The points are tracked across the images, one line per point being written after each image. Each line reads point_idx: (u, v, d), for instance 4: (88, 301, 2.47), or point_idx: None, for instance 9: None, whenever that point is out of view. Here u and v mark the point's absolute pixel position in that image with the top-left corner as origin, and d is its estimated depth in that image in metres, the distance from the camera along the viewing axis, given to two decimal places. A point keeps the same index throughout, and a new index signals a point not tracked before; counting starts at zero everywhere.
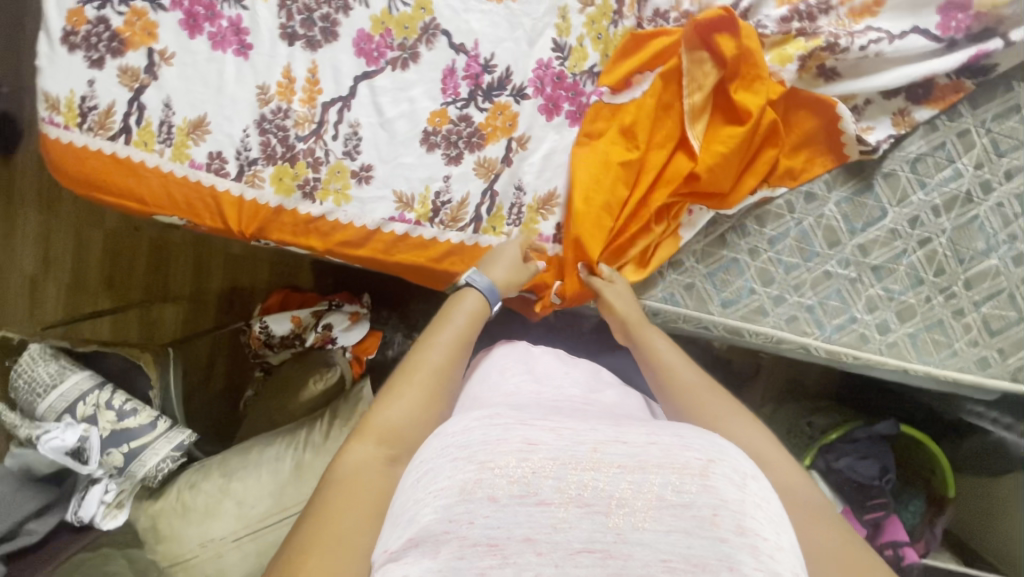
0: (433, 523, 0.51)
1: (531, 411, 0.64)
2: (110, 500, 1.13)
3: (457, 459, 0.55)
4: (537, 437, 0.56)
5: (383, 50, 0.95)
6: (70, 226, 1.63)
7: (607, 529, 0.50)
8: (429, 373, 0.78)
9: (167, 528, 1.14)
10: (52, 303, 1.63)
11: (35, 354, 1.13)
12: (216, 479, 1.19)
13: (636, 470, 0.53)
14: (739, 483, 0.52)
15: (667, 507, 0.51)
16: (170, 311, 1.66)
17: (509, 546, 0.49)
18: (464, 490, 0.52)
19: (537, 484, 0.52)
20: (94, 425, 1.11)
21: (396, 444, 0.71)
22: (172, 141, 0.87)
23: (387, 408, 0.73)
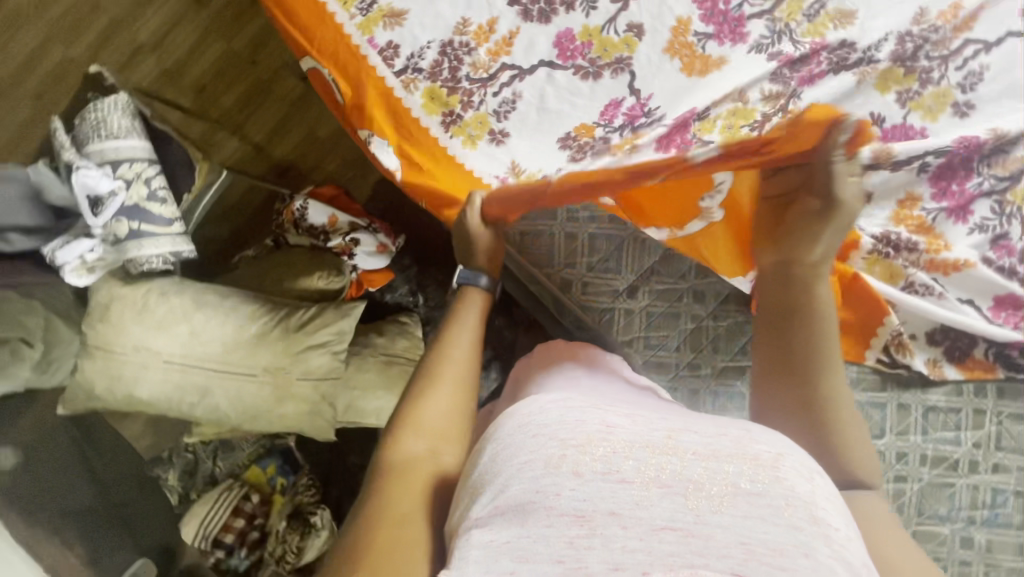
0: (520, 493, 0.56)
1: (600, 395, 0.71)
2: (88, 260, 1.14)
3: (537, 436, 0.61)
4: (612, 423, 0.61)
5: (576, 55, 1.03)
6: (201, 25, 1.69)
7: (687, 509, 0.53)
8: (455, 368, 0.79)
9: (117, 314, 1.14)
10: (142, 73, 1.70)
11: (119, 102, 1.14)
12: (187, 301, 1.18)
13: (710, 458, 0.57)
14: (807, 476, 0.56)
15: (742, 494, 0.54)
16: (231, 144, 1.68)
17: (595, 519, 0.53)
18: (551, 464, 0.57)
19: (618, 463, 0.57)
20: (125, 190, 1.12)
21: (439, 437, 0.73)
22: (367, 14, 1.04)
23: (427, 403, 0.75)
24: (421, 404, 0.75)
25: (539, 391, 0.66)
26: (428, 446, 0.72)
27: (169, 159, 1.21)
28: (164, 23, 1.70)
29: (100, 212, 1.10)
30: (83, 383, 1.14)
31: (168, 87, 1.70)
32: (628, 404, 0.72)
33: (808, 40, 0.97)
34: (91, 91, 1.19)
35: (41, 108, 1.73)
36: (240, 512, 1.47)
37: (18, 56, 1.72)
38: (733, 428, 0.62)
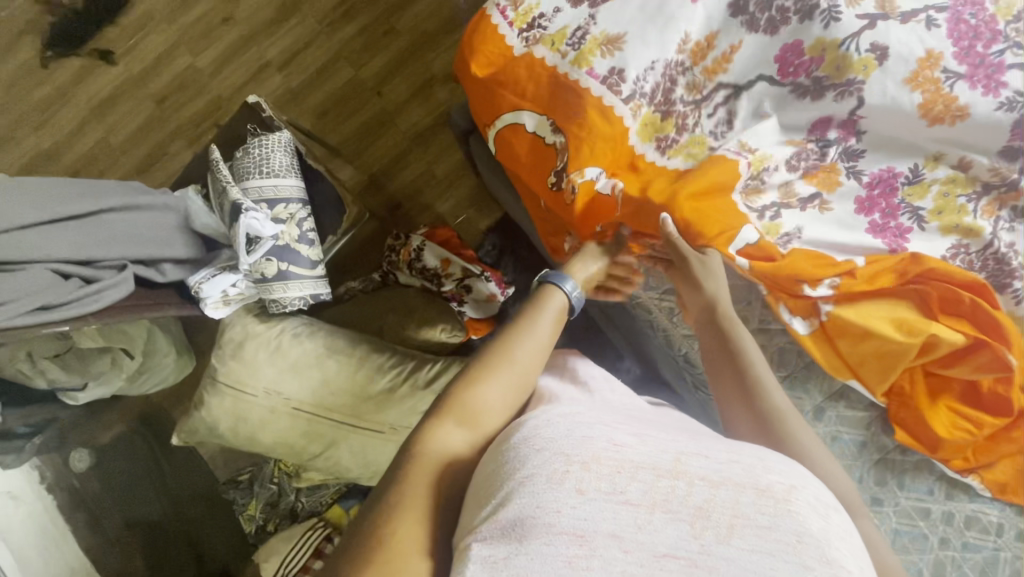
0: (523, 507, 0.49)
1: (610, 410, 0.62)
2: (229, 295, 1.10)
3: (539, 448, 0.53)
4: (623, 439, 0.54)
5: (800, 72, 0.89)
6: (332, 50, 1.70)
7: (690, 539, 0.47)
8: (514, 367, 0.70)
9: (252, 352, 1.13)
10: (267, 91, 1.71)
11: (281, 140, 1.13)
12: (319, 345, 1.15)
13: (718, 483, 0.50)
14: (821, 513, 0.50)
15: (751, 526, 0.47)
16: (346, 171, 1.67)
17: (595, 540, 0.47)
18: (554, 478, 0.50)
19: (625, 484, 0.50)
20: (280, 230, 1.10)
21: (479, 429, 0.65)
22: (579, 46, 0.91)
23: (477, 392, 0.67)
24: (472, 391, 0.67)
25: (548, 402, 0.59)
26: (465, 439, 0.64)
27: (315, 198, 1.20)
28: (295, 42, 1.70)
29: (253, 250, 1.06)
30: (207, 419, 1.12)
31: (290, 107, 1.70)
32: (631, 416, 0.63)
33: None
34: (250, 122, 1.19)
35: (161, 111, 1.74)
36: (321, 553, 1.37)
37: (147, 58, 1.75)
38: (747, 451, 0.55)
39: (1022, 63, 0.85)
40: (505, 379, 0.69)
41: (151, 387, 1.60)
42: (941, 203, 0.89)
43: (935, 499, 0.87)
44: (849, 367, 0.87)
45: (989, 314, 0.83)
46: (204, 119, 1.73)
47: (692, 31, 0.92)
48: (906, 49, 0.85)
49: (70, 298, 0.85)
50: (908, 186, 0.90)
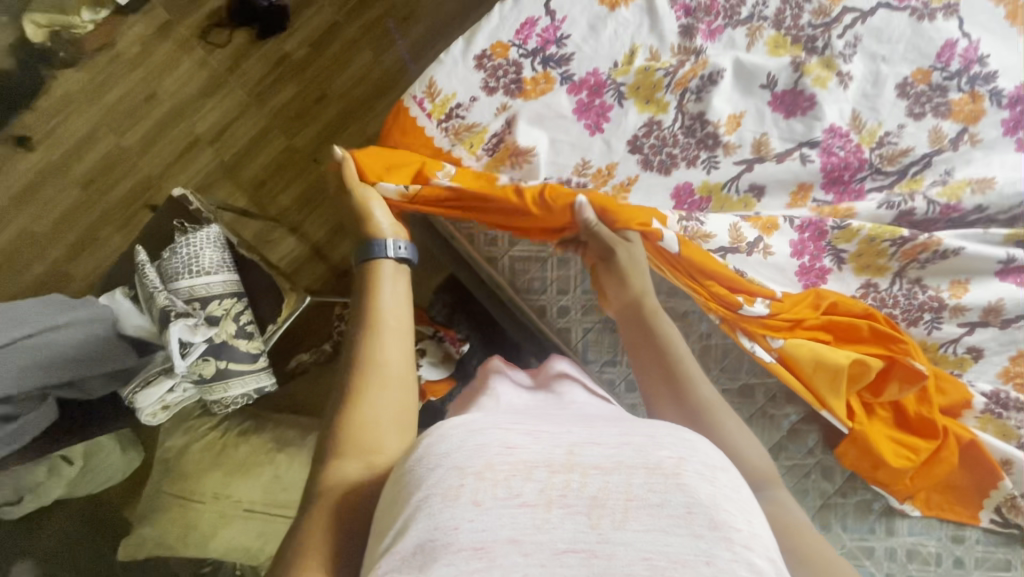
0: (422, 531, 0.49)
1: (507, 411, 0.63)
2: (166, 400, 1.06)
3: (432, 467, 0.52)
4: (515, 439, 0.55)
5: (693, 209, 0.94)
6: (263, 121, 1.68)
7: (590, 530, 0.48)
8: (380, 369, 0.69)
9: (197, 459, 1.09)
10: (198, 167, 1.67)
11: (210, 236, 1.10)
12: (270, 440, 1.13)
13: (611, 470, 0.52)
14: (709, 477, 0.53)
15: (644, 506, 0.50)
16: (289, 242, 1.65)
17: (495, 549, 0.47)
18: (449, 495, 0.50)
19: (518, 487, 0.51)
20: (215, 329, 1.07)
21: (363, 446, 0.63)
22: (494, 152, 0.93)
23: (358, 409, 0.66)
24: (351, 414, 0.65)
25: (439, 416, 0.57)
26: (362, 463, 0.62)
27: (251, 289, 1.17)
28: (224, 116, 1.68)
29: (186, 354, 1.02)
30: (154, 534, 1.07)
31: (224, 180, 1.67)
32: (535, 410, 0.65)
33: (942, 201, 0.93)
34: (177, 217, 1.17)
35: (87, 196, 1.68)
36: None
37: (68, 141, 1.69)
38: (637, 433, 0.56)
39: (880, 186, 0.95)
40: (371, 371, 0.69)
41: (100, 485, 1.52)
42: (862, 244, 0.93)
43: (877, 537, 0.91)
44: (804, 377, 0.90)
45: (895, 338, 0.90)
46: (134, 200, 1.68)
47: (591, 159, 0.94)
48: (781, 126, 0.94)
49: None
50: (837, 230, 0.93)
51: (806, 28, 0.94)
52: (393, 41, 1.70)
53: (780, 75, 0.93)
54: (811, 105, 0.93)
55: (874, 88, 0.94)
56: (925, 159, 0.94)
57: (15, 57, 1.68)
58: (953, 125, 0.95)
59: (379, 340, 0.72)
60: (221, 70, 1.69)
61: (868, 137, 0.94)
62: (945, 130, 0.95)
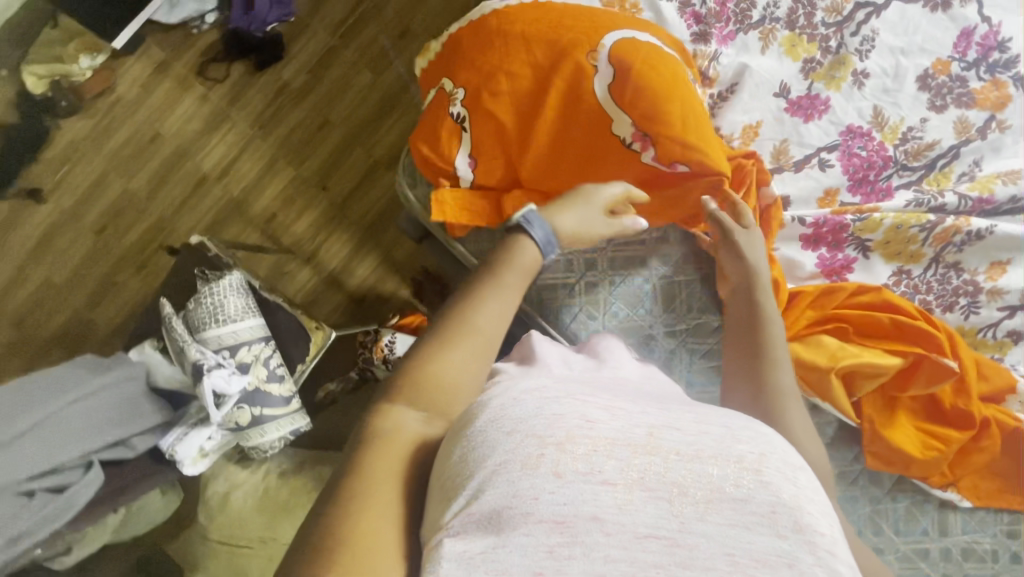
0: (499, 497, 0.53)
1: (580, 385, 0.66)
2: (206, 448, 1.07)
3: (512, 432, 0.56)
4: (594, 414, 0.58)
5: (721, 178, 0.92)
6: (269, 153, 1.67)
7: (672, 518, 0.52)
8: (480, 335, 0.72)
9: (239, 505, 1.11)
10: (208, 204, 1.67)
11: (232, 283, 1.11)
12: (307, 480, 1.14)
13: (693, 457, 0.55)
14: (791, 477, 0.55)
15: (727, 500, 0.53)
16: (305, 273, 1.65)
17: (577, 525, 0.51)
18: (528, 464, 0.54)
19: (600, 463, 0.54)
20: (246, 376, 1.07)
21: (440, 407, 0.67)
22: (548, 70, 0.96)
23: (443, 364, 0.69)
24: (439, 364, 0.69)
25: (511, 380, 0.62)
26: (424, 417, 0.67)
27: (275, 330, 1.18)
28: (230, 150, 1.68)
29: (222, 404, 1.03)
30: None
31: (236, 215, 1.67)
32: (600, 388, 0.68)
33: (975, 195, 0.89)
34: (197, 265, 1.17)
35: (102, 243, 1.68)
36: None
37: (78, 189, 1.69)
38: (717, 423, 0.60)
39: (908, 183, 0.91)
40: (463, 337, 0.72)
41: None
42: (890, 233, 0.89)
43: (930, 539, 0.89)
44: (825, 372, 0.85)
45: (918, 329, 0.85)
46: (148, 243, 1.68)
47: None
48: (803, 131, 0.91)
49: (38, 519, 0.82)
50: (858, 223, 0.88)
51: (817, 28, 0.92)
52: (389, 59, 1.67)
53: (794, 82, 0.91)
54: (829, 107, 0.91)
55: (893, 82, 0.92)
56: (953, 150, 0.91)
57: (17, 109, 1.68)
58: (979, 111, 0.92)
59: (493, 306, 0.74)
60: (222, 106, 1.69)
61: (891, 134, 0.91)
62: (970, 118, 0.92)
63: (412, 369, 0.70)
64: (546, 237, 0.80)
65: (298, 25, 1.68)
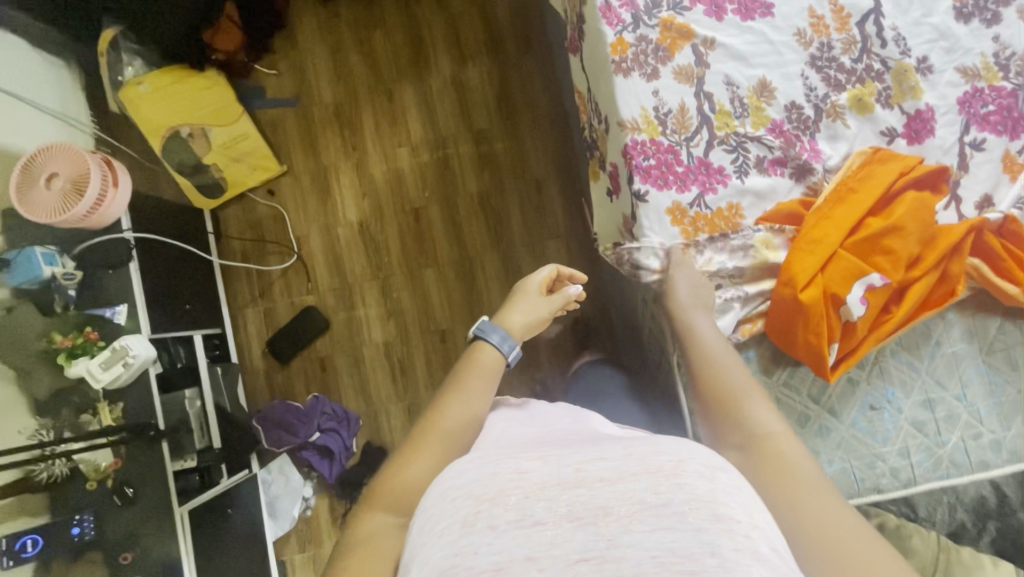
0: (440, 560, 0.49)
1: (528, 449, 0.65)
2: None
3: (458, 491, 0.55)
4: (524, 467, 0.56)
5: None
6: None
7: (598, 536, 0.49)
8: (444, 434, 0.77)
9: None
10: None
11: None
12: None
13: (616, 480, 0.53)
14: (708, 476, 0.52)
15: (647, 507, 0.50)
16: None
17: (512, 567, 0.47)
18: (466, 523, 0.52)
19: (531, 509, 0.52)
20: None
21: (413, 502, 0.69)
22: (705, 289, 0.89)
23: (411, 463, 0.74)
24: (405, 464, 0.74)
25: (458, 464, 0.61)
26: (401, 516, 0.68)
27: None
28: None
29: None
30: None
31: None
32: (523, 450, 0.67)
33: None
34: None
35: None
36: None
37: None
38: (637, 448, 0.58)
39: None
40: (432, 439, 0.76)
41: None
42: None
43: None
44: None
45: None
46: None
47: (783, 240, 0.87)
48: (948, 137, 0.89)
49: None
50: None
51: (855, 69, 0.90)
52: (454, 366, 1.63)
53: (889, 119, 0.89)
54: (933, 108, 0.89)
55: (948, 41, 0.90)
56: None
57: None
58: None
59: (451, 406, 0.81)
60: None
61: (993, 72, 0.90)
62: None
63: (378, 488, 0.73)
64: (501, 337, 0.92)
65: (371, 421, 1.64)
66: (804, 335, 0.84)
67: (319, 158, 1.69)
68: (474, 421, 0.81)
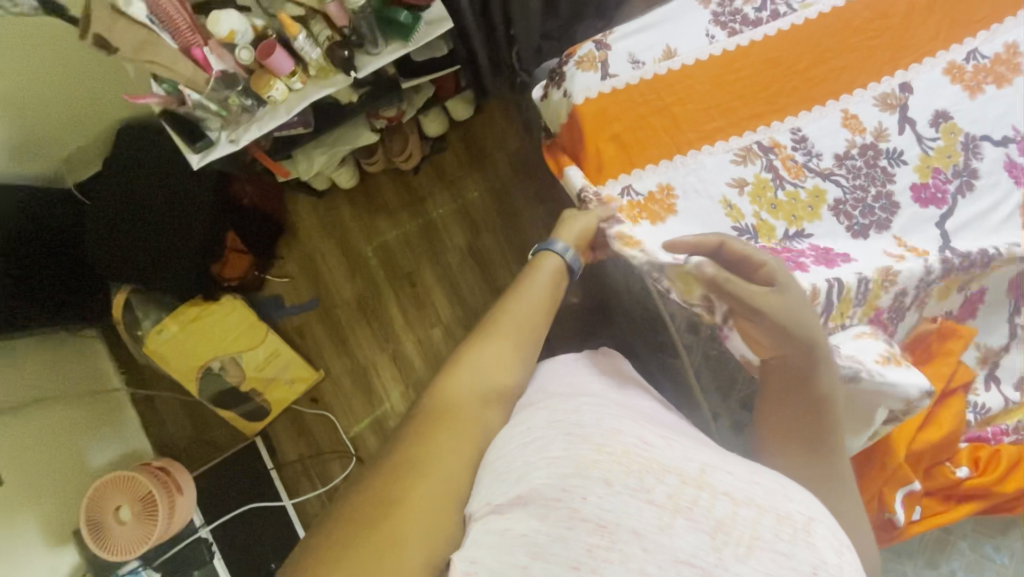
0: (546, 487, 0.56)
1: (642, 415, 0.68)
2: None
3: (570, 434, 0.60)
4: (651, 440, 0.61)
5: (1001, 436, 0.84)
6: None
7: (710, 550, 0.52)
8: (517, 327, 0.75)
9: None
10: None
11: None
12: None
13: (739, 500, 0.56)
14: (834, 544, 0.55)
15: (767, 547, 0.53)
16: None
17: (618, 532, 0.53)
18: (579, 466, 0.56)
19: (649, 484, 0.56)
20: None
21: (487, 387, 0.70)
22: None
23: (482, 351, 0.72)
24: (473, 350, 0.72)
25: (563, 403, 0.66)
26: (481, 399, 0.69)
27: None
28: None
29: None
30: None
31: None
32: (653, 421, 0.68)
33: None
34: None
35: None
36: None
37: None
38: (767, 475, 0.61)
39: None
40: (503, 332, 0.74)
41: None
42: None
43: None
44: None
45: None
46: None
47: None
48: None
49: None
50: None
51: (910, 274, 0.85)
52: None
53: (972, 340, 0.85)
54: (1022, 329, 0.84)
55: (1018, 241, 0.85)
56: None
57: None
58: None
59: (515, 305, 0.76)
60: None
61: None
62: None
63: (460, 353, 0.73)
64: (568, 251, 0.80)
65: None
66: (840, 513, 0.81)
67: (353, 354, 1.66)
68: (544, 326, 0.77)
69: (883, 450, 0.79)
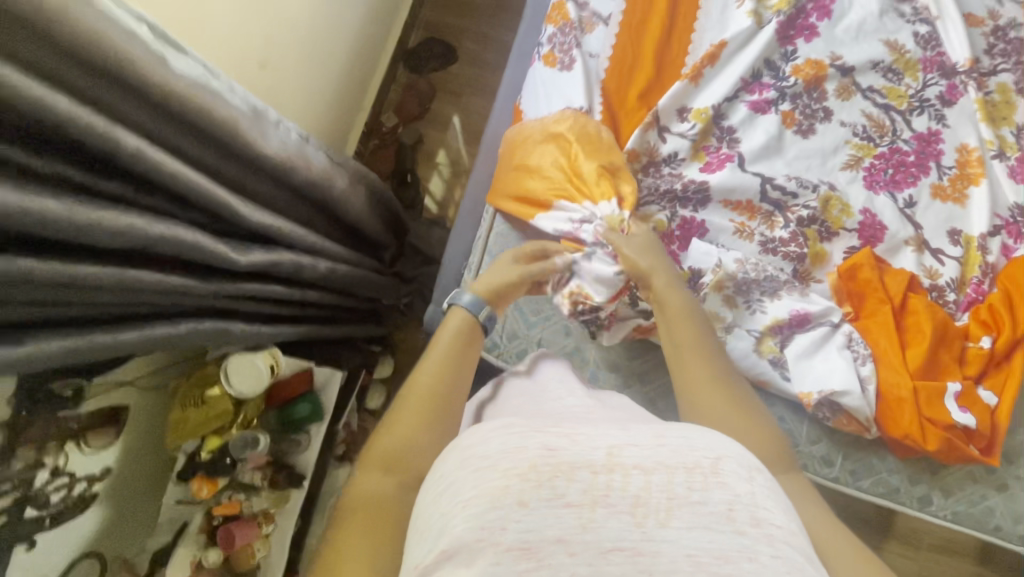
0: (462, 532, 0.42)
1: (545, 417, 0.54)
2: None
3: (483, 463, 0.46)
4: (554, 441, 0.47)
5: (978, 290, 0.91)
6: None
7: (632, 526, 0.43)
8: (430, 400, 0.61)
9: None
10: None
11: None
12: None
13: (652, 468, 0.46)
14: (747, 472, 0.47)
15: (686, 503, 0.44)
16: None
17: (542, 549, 0.41)
18: (494, 498, 0.43)
19: (563, 487, 0.44)
20: None
21: (403, 468, 0.56)
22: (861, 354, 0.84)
23: (389, 434, 0.59)
24: (387, 435, 0.59)
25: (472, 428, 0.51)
26: (393, 484, 0.55)
27: None
28: None
29: None
30: None
31: None
32: (571, 418, 0.56)
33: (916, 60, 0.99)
34: None
35: None
36: None
37: None
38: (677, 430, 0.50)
39: (936, 124, 0.97)
40: (421, 402, 0.61)
41: None
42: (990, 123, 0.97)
43: None
44: None
45: None
46: None
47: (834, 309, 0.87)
48: (947, 216, 0.94)
49: None
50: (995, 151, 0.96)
51: (791, 232, 0.91)
52: None
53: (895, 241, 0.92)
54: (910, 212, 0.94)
55: (817, 157, 0.94)
56: (867, 100, 0.97)
57: None
58: (828, 80, 0.97)
59: (422, 375, 0.63)
60: None
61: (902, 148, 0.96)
62: (836, 83, 0.97)
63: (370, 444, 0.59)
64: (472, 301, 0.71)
65: None
66: (952, 454, 0.83)
67: None
68: (457, 380, 0.64)
69: (927, 387, 0.82)
